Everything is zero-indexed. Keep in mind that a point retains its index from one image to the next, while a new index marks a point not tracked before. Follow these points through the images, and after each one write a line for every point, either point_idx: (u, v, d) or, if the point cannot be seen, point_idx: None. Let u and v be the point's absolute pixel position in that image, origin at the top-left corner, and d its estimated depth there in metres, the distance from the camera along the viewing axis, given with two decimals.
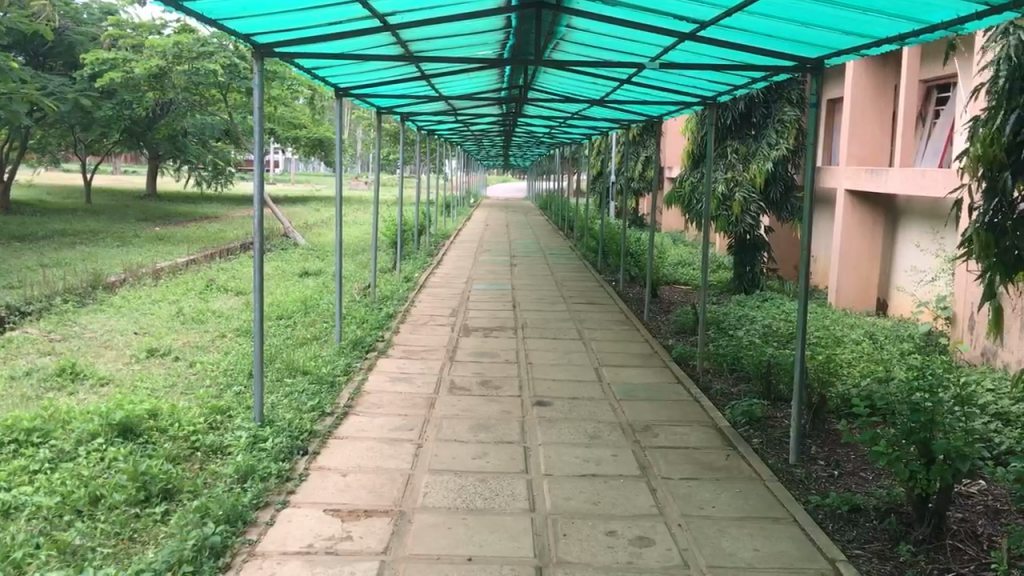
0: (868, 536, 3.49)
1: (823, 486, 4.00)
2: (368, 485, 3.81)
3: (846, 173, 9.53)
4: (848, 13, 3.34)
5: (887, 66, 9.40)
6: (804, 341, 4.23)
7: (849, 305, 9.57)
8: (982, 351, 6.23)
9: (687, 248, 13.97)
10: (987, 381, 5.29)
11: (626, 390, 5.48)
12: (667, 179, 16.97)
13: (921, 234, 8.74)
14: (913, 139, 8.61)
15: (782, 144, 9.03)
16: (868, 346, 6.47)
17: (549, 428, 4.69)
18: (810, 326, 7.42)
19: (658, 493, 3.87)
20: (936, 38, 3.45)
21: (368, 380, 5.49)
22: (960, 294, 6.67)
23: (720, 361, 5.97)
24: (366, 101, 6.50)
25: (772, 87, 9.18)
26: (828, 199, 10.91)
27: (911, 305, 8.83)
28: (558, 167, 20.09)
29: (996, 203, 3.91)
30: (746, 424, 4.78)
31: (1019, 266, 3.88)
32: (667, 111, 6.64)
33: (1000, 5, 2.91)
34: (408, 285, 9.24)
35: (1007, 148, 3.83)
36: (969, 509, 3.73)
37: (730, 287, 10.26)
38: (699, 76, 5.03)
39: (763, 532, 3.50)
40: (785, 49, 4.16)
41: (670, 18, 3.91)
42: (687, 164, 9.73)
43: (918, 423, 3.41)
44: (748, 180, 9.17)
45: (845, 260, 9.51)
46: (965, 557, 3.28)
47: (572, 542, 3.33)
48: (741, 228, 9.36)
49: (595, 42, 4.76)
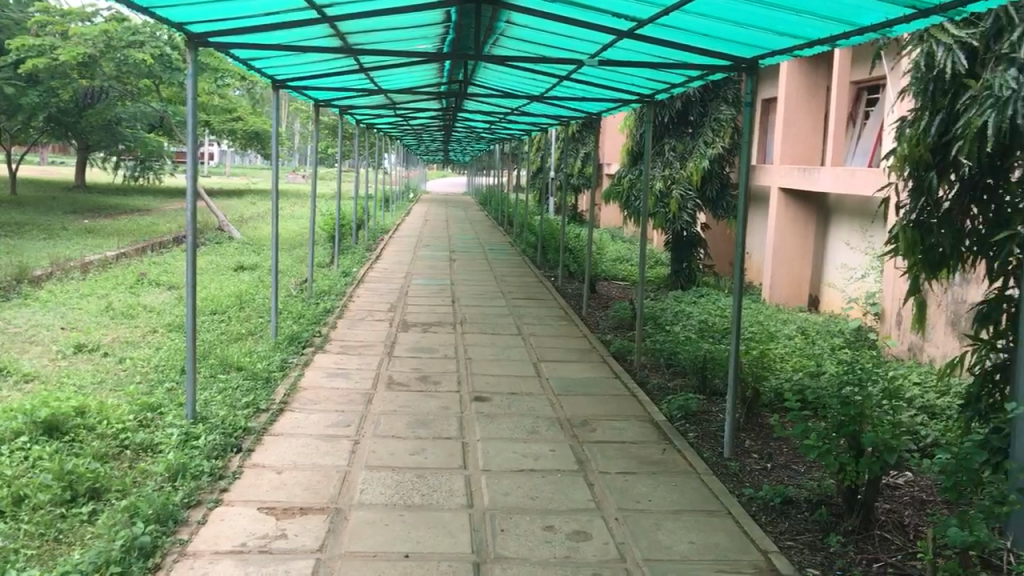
0: (799, 528, 3.62)
1: (756, 478, 4.08)
2: (304, 482, 3.76)
3: (780, 173, 9.72)
4: (784, 15, 3.43)
5: (820, 67, 9.58)
6: (740, 337, 4.27)
7: (782, 301, 9.80)
8: (908, 345, 6.41)
9: (625, 244, 14.14)
10: (913, 375, 5.42)
11: (564, 385, 5.50)
12: (606, 175, 17.18)
13: (851, 233, 8.96)
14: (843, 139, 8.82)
15: (719, 142, 9.12)
16: (799, 341, 6.60)
17: (488, 423, 4.69)
18: (744, 321, 7.56)
19: (595, 487, 3.90)
20: (866, 40, 3.55)
21: (305, 376, 5.40)
22: (888, 293, 6.88)
23: (657, 357, 6.04)
24: (303, 92, 6.38)
25: (708, 86, 9.31)
26: (762, 198, 11.11)
27: (841, 301, 9.08)
28: (497, 163, 20.06)
29: (922, 202, 4.09)
30: (681, 418, 4.84)
31: (942, 263, 4.06)
32: (606, 107, 6.64)
33: (926, 9, 3.03)
34: (346, 280, 9.17)
35: (932, 148, 4.00)
36: (896, 500, 3.85)
37: (665, 283, 10.38)
38: (636, 73, 5.06)
39: (698, 525, 3.58)
40: (721, 49, 4.23)
41: (608, 17, 3.93)
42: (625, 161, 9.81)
43: (848, 416, 3.57)
44: (685, 178, 9.27)
45: (778, 257, 9.72)
46: (892, 547, 3.42)
47: (509, 538, 3.33)
48: (677, 226, 9.48)
49: (534, 38, 4.75)
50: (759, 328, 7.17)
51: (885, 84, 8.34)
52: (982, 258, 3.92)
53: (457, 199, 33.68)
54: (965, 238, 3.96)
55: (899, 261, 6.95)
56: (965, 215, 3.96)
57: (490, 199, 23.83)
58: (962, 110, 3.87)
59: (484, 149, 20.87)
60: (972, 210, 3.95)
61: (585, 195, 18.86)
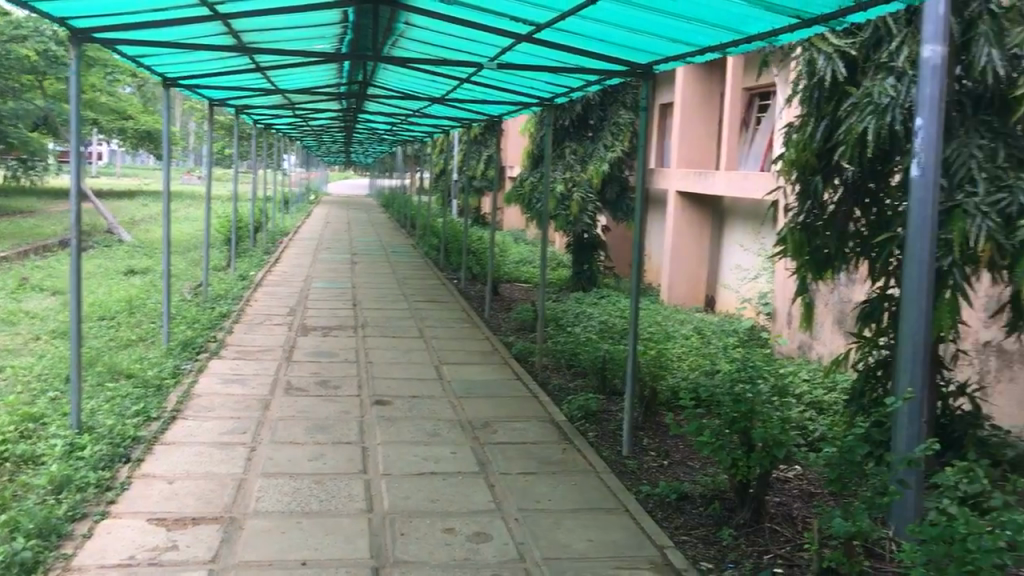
0: (694, 522, 3.74)
1: (653, 475, 4.18)
2: (197, 491, 3.66)
3: (677, 177, 9.95)
4: (674, 22, 3.53)
5: (714, 74, 9.85)
6: (637, 337, 4.36)
7: (679, 302, 10.05)
8: (798, 344, 6.64)
9: (528, 247, 14.25)
10: (802, 372, 5.61)
11: (466, 387, 5.51)
12: (508, 178, 17.28)
13: (744, 235, 9.23)
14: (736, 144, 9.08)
15: (618, 146, 9.27)
16: (695, 341, 6.77)
17: (389, 427, 4.66)
18: (643, 322, 7.71)
19: (495, 488, 3.91)
20: (753, 48, 3.71)
21: (199, 383, 5.26)
22: (778, 293, 7.12)
23: (559, 358, 6.10)
24: (197, 91, 6.22)
25: (606, 91, 9.47)
26: (660, 200, 11.35)
27: (735, 301, 9.35)
28: (400, 166, 19.95)
29: (808, 205, 4.31)
30: (581, 418, 4.91)
31: (827, 264, 4.30)
32: (507, 110, 6.68)
33: (808, 19, 3.20)
34: (243, 284, 8.97)
35: (818, 153, 4.19)
36: (786, 493, 4.00)
37: (567, 284, 10.49)
38: (536, 78, 5.11)
39: (596, 523, 3.64)
40: (618, 55, 4.32)
41: (507, 20, 3.96)
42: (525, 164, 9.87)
43: (739, 412, 3.69)
44: (586, 180, 9.36)
45: (676, 259, 9.94)
46: (781, 538, 3.56)
47: (409, 541, 3.32)
48: (578, 227, 9.56)
49: (434, 40, 4.75)
50: (657, 329, 7.32)
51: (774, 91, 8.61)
52: (864, 258, 4.18)
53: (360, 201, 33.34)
54: (849, 240, 4.19)
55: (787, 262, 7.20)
56: (849, 218, 4.19)
57: (392, 202, 23.67)
58: (844, 116, 4.03)
59: (387, 150, 20.73)
60: (855, 214, 4.18)
61: (488, 198, 18.93)
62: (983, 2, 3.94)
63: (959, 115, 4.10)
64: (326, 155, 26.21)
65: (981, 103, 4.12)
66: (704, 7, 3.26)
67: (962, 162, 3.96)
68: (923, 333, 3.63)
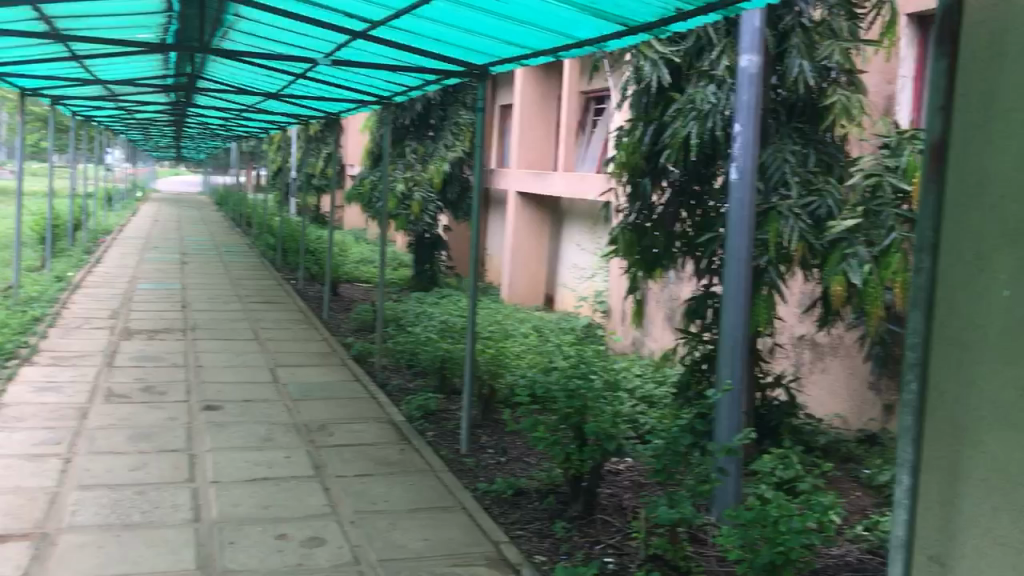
0: (529, 517, 3.81)
1: (490, 472, 4.23)
2: (3, 508, 3.41)
3: (517, 178, 10.13)
4: (507, 24, 3.59)
5: (551, 77, 10.09)
6: (474, 335, 4.39)
7: (520, 301, 10.23)
8: (632, 341, 6.90)
9: (369, 247, 14.13)
10: (635, 367, 5.82)
11: (302, 390, 5.39)
12: (348, 177, 17.05)
13: (581, 235, 9.49)
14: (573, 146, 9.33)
15: (459, 147, 9.41)
16: (533, 338, 6.91)
17: (219, 433, 4.50)
18: (482, 321, 7.79)
19: (331, 491, 3.85)
20: (584, 53, 3.81)
21: (7, 392, 4.90)
22: (614, 291, 7.38)
23: (398, 358, 6.07)
24: (6, 79, 5.79)
25: (447, 91, 9.52)
26: (501, 201, 11.47)
27: (572, 299, 9.60)
28: (235, 163, 19.31)
29: (637, 207, 4.50)
30: (420, 417, 4.91)
31: (656, 262, 4.48)
32: (345, 107, 6.59)
33: (634, 27, 3.32)
34: (60, 287, 8.42)
35: (647, 155, 4.39)
36: (618, 485, 4.16)
37: (408, 284, 10.46)
38: (374, 76, 5.07)
39: (432, 521, 3.64)
40: (455, 56, 4.35)
41: (341, 16, 3.89)
42: (365, 164, 9.74)
43: (572, 407, 3.76)
44: (426, 180, 9.38)
45: (517, 259, 10.13)
46: (612, 529, 3.69)
47: (238, 550, 3.21)
48: (420, 227, 9.65)
49: (267, 34, 4.63)
50: (497, 327, 7.42)
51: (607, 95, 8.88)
52: (690, 257, 4.43)
53: (195, 200, 32.06)
54: (676, 239, 4.43)
55: (620, 261, 7.46)
56: (676, 218, 4.42)
57: (227, 200, 22.86)
58: (670, 121, 4.26)
59: (221, 147, 20.00)
60: (682, 214, 4.41)
61: (327, 197, 18.60)
62: (796, 15, 4.18)
63: (776, 121, 4.34)
64: (156, 150, 25.02)
65: (794, 110, 4.39)
66: (535, 11, 3.32)
67: (778, 166, 4.21)
68: (741, 329, 3.84)
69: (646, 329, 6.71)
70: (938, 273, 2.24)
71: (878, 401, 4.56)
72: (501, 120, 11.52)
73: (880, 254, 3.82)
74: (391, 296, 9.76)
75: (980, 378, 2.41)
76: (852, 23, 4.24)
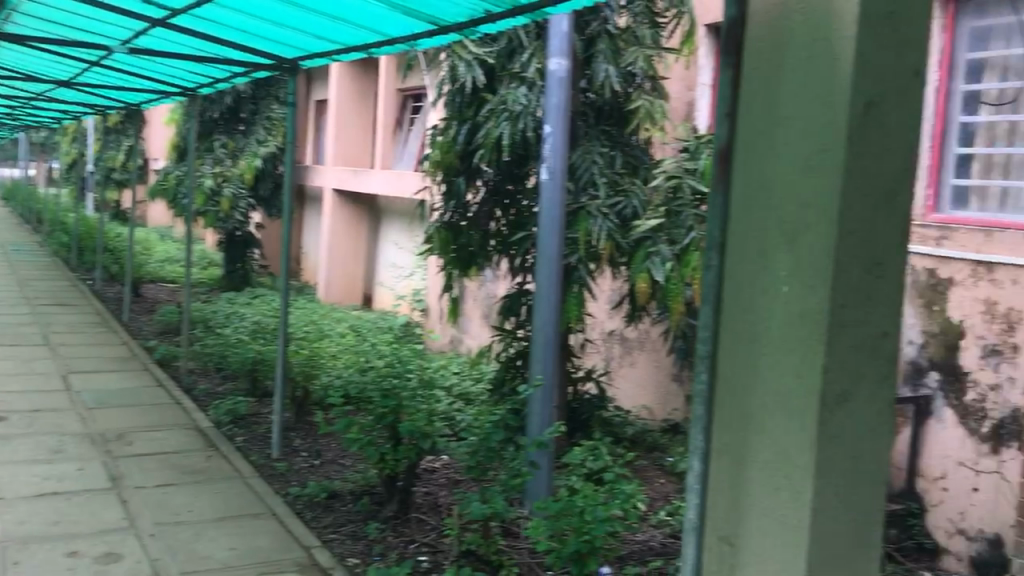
0: (342, 520, 3.76)
1: (303, 476, 4.15)
2: None
3: (334, 175, 9.99)
4: (318, 18, 3.53)
5: (367, 74, 9.99)
6: (287, 336, 4.28)
7: (337, 300, 10.10)
8: (450, 338, 6.96)
9: (176, 245, 13.49)
10: (452, 365, 5.86)
11: (98, 398, 5.08)
12: (153, 172, 16.22)
13: (398, 233, 9.47)
14: (390, 144, 9.28)
15: (271, 142, 9.23)
16: (349, 338, 6.82)
17: (2, 446, 4.16)
18: (296, 322, 7.61)
19: (129, 503, 3.65)
20: (396, 51, 3.80)
21: None
22: (431, 289, 7.40)
23: (206, 361, 5.83)
24: None
25: (259, 84, 9.29)
26: (317, 198, 11.26)
27: (390, 298, 9.56)
28: (25, 155, 17.92)
29: (452, 205, 4.52)
30: (229, 423, 4.75)
31: (471, 261, 4.56)
32: (148, 98, 6.27)
33: (444, 27, 3.32)
34: None
35: (461, 155, 4.42)
36: (433, 483, 4.18)
37: (218, 283, 10.06)
38: (177, 66, 4.84)
39: (240, 529, 3.52)
40: (264, 48, 4.24)
41: (138, 2, 3.65)
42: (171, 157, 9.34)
43: (387, 408, 3.73)
44: (237, 176, 9.10)
45: (333, 257, 9.98)
46: (426, 527, 3.69)
47: (22, 571, 2.98)
48: (230, 225, 9.34)
49: (55, 18, 4.31)
50: (312, 327, 7.27)
51: (424, 93, 8.89)
52: (505, 256, 4.53)
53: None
54: (490, 238, 4.52)
55: (437, 260, 7.45)
56: (490, 217, 4.50)
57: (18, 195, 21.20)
58: (483, 121, 4.30)
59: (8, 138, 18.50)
60: (496, 214, 4.50)
61: (131, 193, 17.62)
62: (602, 22, 4.33)
63: (584, 124, 4.49)
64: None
65: (602, 113, 4.53)
66: (344, 7, 3.27)
67: (586, 166, 4.34)
68: (552, 326, 3.94)
69: (461, 326, 6.79)
70: (726, 272, 2.35)
71: (680, 392, 4.83)
72: (316, 116, 11.29)
73: (680, 253, 4.03)
74: (200, 296, 9.36)
75: (762, 367, 2.22)
76: (654, 31, 4.41)
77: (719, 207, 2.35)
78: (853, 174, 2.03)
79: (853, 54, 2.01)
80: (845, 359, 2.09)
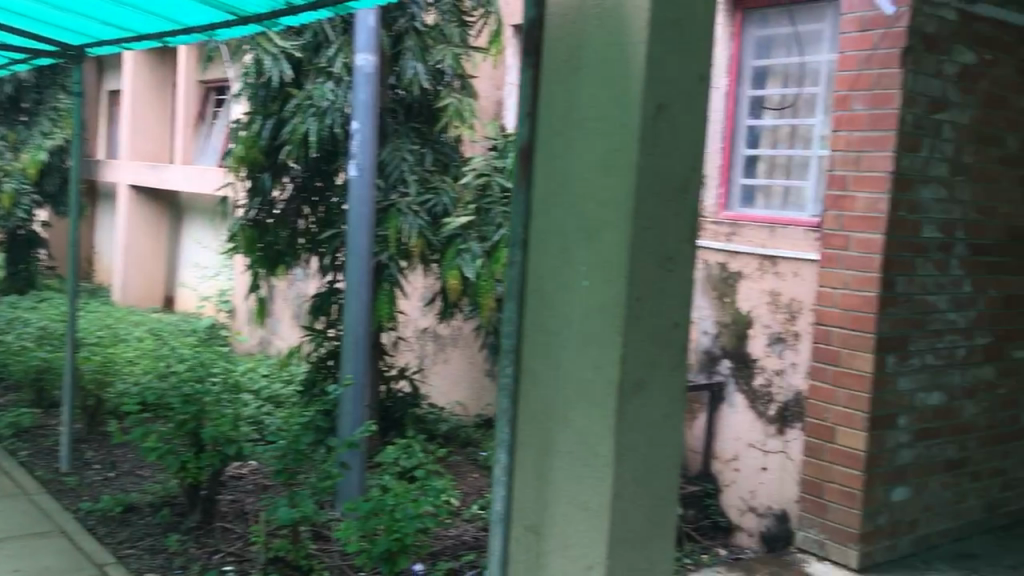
0: (140, 534, 3.57)
1: (96, 490, 3.92)
2: None
3: (130, 170, 9.46)
4: (105, 3, 3.32)
5: (165, 64, 9.51)
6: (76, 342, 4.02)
7: (134, 302, 9.60)
8: (259, 340, 6.77)
9: None
10: (259, 367, 5.67)
11: None
12: None
13: (201, 232, 9.10)
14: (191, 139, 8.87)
15: (57, 134, 8.73)
16: (147, 342, 6.46)
17: None
18: (89, 326, 7.13)
19: None
20: (193, 41, 3.64)
21: None
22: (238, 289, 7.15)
23: None
24: None
25: (42, 73, 8.76)
26: (110, 194, 10.63)
27: (192, 300, 9.17)
28: None
29: (257, 202, 4.36)
30: (10, 438, 4.43)
31: (279, 260, 4.43)
32: None
33: (245, 17, 3.20)
34: None
35: (266, 150, 4.26)
36: (239, 490, 4.05)
37: None
38: None
39: (23, 551, 3.28)
40: (45, 34, 3.95)
41: None
42: None
43: (188, 413, 3.54)
44: (19, 171, 8.54)
45: (128, 258, 9.48)
46: (232, 536, 3.56)
47: None
48: (12, 224, 8.66)
49: None
50: (107, 332, 6.84)
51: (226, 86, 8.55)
52: (314, 254, 4.44)
53: None
54: (298, 237, 4.41)
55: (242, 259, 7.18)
56: (298, 214, 4.40)
57: None
58: (289, 117, 4.18)
59: None
60: (304, 211, 4.40)
61: None
62: (408, 19, 4.33)
63: (394, 121, 4.43)
64: None
65: (412, 111, 4.51)
66: None
67: (396, 164, 4.30)
68: (363, 326, 3.87)
69: (269, 327, 6.61)
70: (529, 266, 2.38)
71: (491, 387, 4.91)
72: (110, 107, 10.65)
73: (491, 249, 4.12)
74: None
75: (565, 360, 2.28)
76: (462, 29, 4.46)
77: (521, 203, 2.37)
78: (646, 174, 2.13)
79: (644, 58, 2.11)
80: (642, 349, 2.18)
